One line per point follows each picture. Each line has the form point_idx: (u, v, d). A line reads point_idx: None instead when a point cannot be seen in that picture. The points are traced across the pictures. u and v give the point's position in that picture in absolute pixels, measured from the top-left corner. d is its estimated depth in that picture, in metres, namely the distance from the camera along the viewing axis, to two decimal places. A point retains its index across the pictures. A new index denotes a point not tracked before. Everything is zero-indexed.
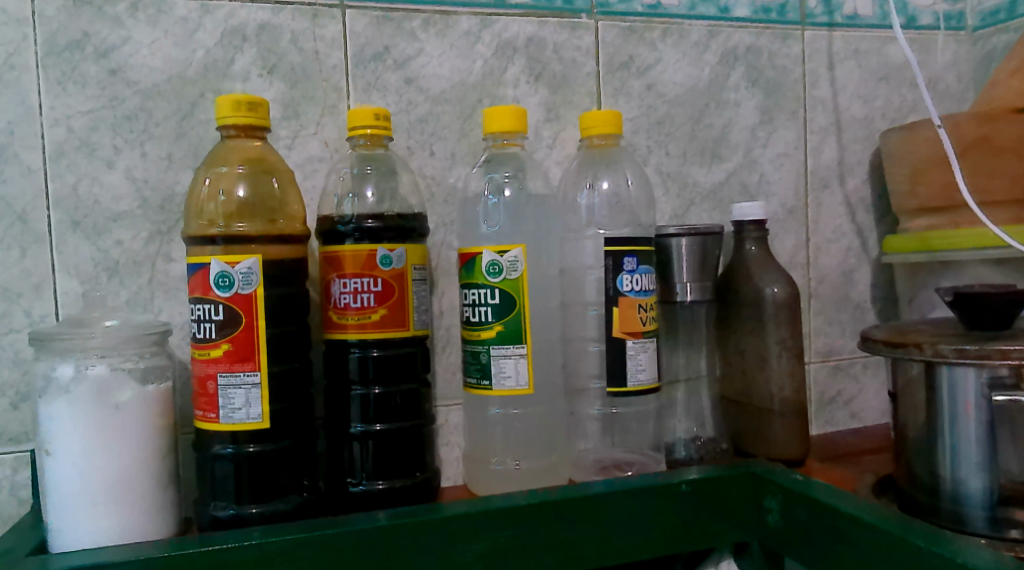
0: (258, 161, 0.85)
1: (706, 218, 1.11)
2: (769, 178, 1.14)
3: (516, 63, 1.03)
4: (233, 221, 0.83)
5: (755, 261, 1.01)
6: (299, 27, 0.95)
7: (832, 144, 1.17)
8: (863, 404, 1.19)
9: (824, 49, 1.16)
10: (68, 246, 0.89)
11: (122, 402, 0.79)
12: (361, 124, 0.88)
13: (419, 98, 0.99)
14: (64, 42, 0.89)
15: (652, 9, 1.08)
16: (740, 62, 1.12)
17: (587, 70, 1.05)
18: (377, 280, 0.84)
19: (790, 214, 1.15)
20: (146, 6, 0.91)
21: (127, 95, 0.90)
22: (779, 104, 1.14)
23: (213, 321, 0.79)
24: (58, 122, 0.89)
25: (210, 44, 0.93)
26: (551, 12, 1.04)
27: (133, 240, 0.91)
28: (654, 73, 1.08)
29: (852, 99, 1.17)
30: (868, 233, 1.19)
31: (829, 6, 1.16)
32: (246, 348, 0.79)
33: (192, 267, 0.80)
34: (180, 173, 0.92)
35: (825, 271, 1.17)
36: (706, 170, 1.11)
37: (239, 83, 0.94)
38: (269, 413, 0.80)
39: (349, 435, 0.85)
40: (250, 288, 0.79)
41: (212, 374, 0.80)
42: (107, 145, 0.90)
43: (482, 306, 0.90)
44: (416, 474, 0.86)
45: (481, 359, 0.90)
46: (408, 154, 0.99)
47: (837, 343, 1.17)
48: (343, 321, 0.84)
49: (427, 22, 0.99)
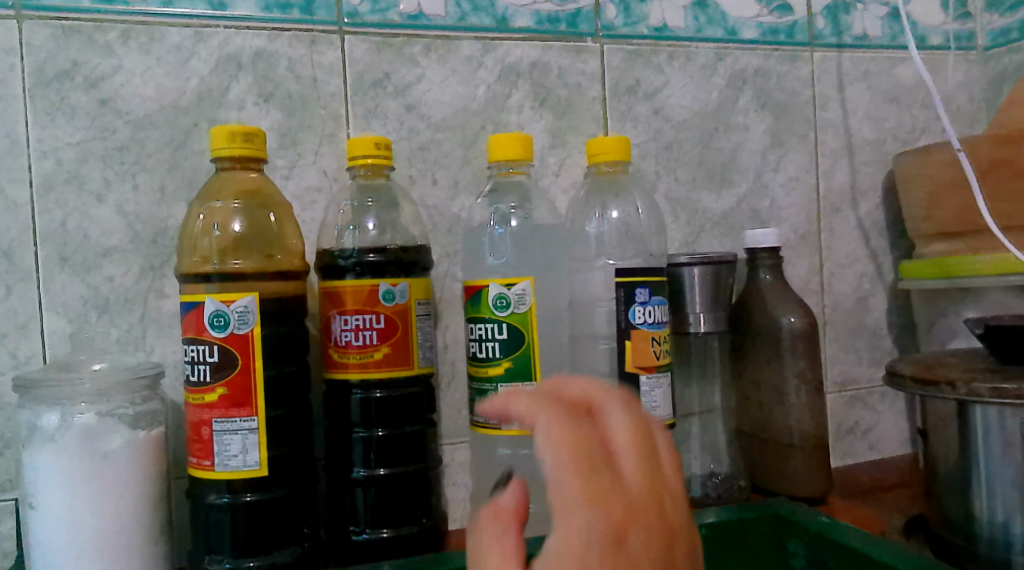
0: (253, 194, 0.81)
1: (717, 245, 1.08)
2: (780, 204, 1.11)
3: (520, 88, 1.00)
4: (228, 257, 0.79)
5: (769, 290, 0.98)
6: (296, 54, 0.92)
7: (843, 167, 1.14)
8: (881, 435, 1.15)
9: (833, 71, 1.14)
10: (56, 283, 0.85)
11: (112, 450, 0.74)
12: (361, 154, 0.85)
13: (420, 125, 0.96)
14: (52, 72, 0.85)
15: (658, 32, 1.06)
16: (748, 84, 1.10)
17: (593, 94, 1.03)
18: (379, 316, 0.80)
19: (802, 239, 1.12)
20: (138, 34, 0.88)
21: (118, 125, 0.87)
22: (789, 127, 1.12)
23: (207, 363, 0.75)
24: (46, 154, 0.85)
25: (204, 72, 0.89)
26: (555, 36, 1.01)
27: (124, 276, 0.87)
28: (661, 97, 1.06)
29: (862, 121, 1.15)
30: (882, 258, 1.16)
31: (837, 27, 1.14)
32: (243, 393, 0.75)
33: (185, 306, 0.76)
34: (174, 207, 0.88)
35: (839, 297, 1.14)
36: (716, 195, 1.08)
37: (234, 112, 0.90)
38: (267, 461, 0.75)
39: (351, 481, 0.81)
40: (247, 328, 0.75)
41: (207, 420, 0.75)
42: (97, 177, 0.86)
43: (489, 341, 0.86)
44: (421, 520, 0.82)
45: (489, 398, 0.86)
46: (409, 183, 0.95)
47: (853, 371, 1.14)
48: (344, 360, 0.80)
49: (428, 47, 0.96)
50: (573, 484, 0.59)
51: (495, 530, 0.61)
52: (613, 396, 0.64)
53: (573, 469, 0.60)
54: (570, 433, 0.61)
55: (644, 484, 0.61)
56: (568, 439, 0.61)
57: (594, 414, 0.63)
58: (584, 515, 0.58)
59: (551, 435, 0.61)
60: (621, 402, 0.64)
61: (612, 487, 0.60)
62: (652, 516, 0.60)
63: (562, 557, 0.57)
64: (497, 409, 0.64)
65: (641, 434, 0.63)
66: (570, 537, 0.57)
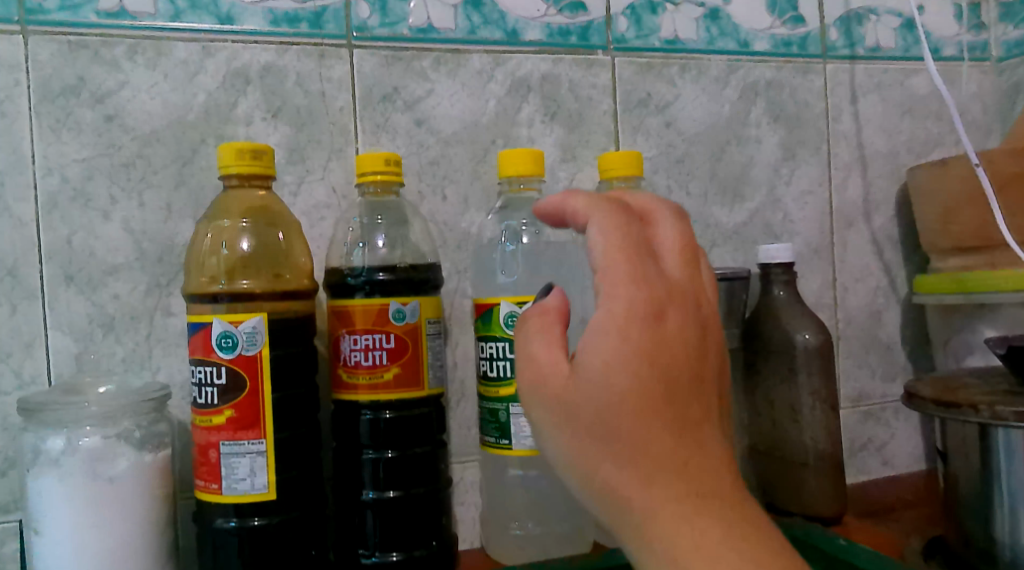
0: (261, 212, 0.80)
1: (729, 260, 1.07)
2: (793, 217, 1.10)
3: (530, 102, 0.99)
4: (236, 277, 0.78)
5: (783, 307, 0.96)
6: (305, 68, 0.91)
7: (856, 180, 1.13)
8: (895, 451, 1.14)
9: (846, 83, 1.13)
10: (61, 301, 0.84)
11: (117, 474, 0.73)
12: (370, 170, 0.84)
13: (429, 139, 0.95)
14: (58, 88, 0.85)
15: (670, 45, 1.04)
16: (761, 97, 1.09)
17: (604, 108, 1.01)
18: (389, 336, 0.79)
19: (815, 253, 1.11)
20: (145, 49, 0.87)
21: (124, 141, 0.86)
22: (801, 140, 1.10)
23: (215, 385, 0.74)
24: (51, 171, 0.84)
25: (212, 87, 0.88)
26: (566, 49, 1.00)
27: (129, 294, 0.86)
28: (672, 110, 1.04)
29: (875, 134, 1.14)
30: (896, 272, 1.14)
31: (850, 38, 1.13)
32: (250, 415, 0.74)
33: (192, 327, 0.75)
34: (181, 224, 0.87)
35: (852, 312, 1.12)
36: (728, 210, 1.07)
37: (242, 127, 0.89)
38: (275, 484, 0.74)
39: (360, 503, 0.80)
40: (255, 349, 0.74)
41: (214, 442, 0.74)
42: (104, 194, 0.85)
43: (500, 360, 0.85)
44: (431, 542, 0.81)
45: (500, 417, 0.85)
46: (419, 199, 0.94)
47: (867, 387, 1.13)
48: (353, 381, 0.79)
49: (438, 60, 0.95)
50: (621, 301, 0.62)
51: (541, 326, 0.65)
52: (663, 208, 0.68)
53: (620, 283, 0.62)
54: (623, 243, 0.63)
55: (684, 277, 0.65)
56: (620, 247, 0.63)
57: (644, 224, 0.67)
58: (622, 327, 0.61)
59: (604, 249, 0.63)
60: (672, 216, 0.67)
61: (655, 274, 0.63)
62: (687, 298, 0.64)
63: (599, 349, 0.61)
64: (556, 205, 0.67)
65: (690, 247, 0.67)
66: (611, 330, 0.61)
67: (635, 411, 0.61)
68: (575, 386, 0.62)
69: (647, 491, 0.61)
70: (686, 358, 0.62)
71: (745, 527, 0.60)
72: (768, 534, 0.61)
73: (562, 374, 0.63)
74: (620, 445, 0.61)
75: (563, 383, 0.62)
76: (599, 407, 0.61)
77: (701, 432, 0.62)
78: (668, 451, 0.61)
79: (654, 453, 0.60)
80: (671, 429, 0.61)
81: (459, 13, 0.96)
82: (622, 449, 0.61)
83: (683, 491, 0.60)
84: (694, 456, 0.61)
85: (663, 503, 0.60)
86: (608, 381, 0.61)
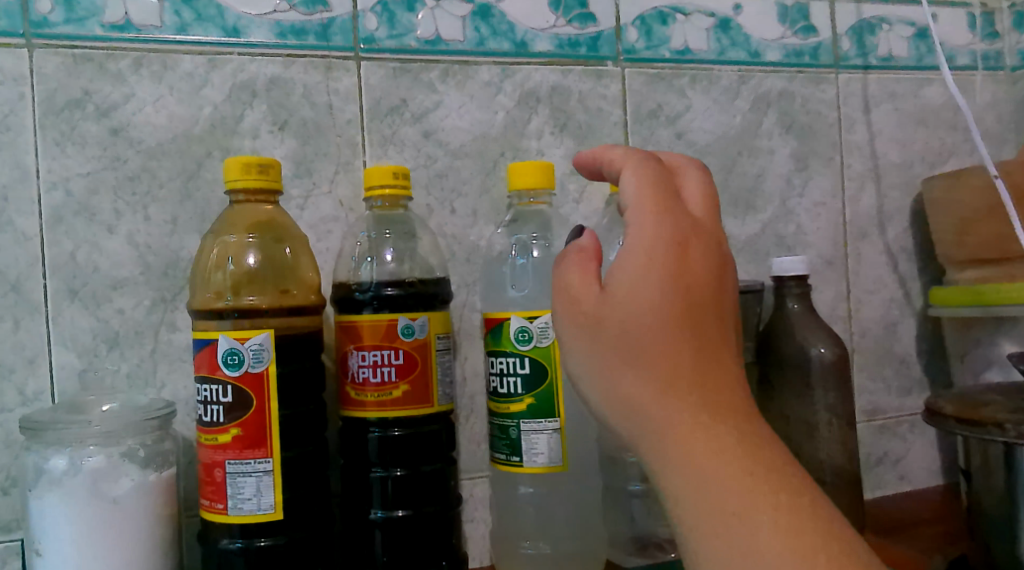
0: (268, 227, 0.79)
1: (741, 273, 1.05)
2: (806, 229, 1.08)
3: (539, 114, 0.97)
4: (242, 293, 0.77)
5: (798, 320, 0.95)
6: (312, 80, 0.90)
7: (869, 191, 1.11)
8: (911, 466, 1.11)
9: (858, 93, 1.11)
10: (65, 317, 0.83)
11: (121, 495, 0.71)
12: (379, 184, 0.83)
13: (437, 152, 0.93)
14: (63, 101, 0.84)
15: (680, 55, 1.03)
16: (772, 107, 1.07)
17: (614, 119, 1.00)
18: (398, 352, 0.77)
19: (829, 265, 1.09)
20: (151, 62, 0.86)
21: (129, 155, 0.85)
22: (814, 151, 1.09)
23: (220, 403, 0.72)
24: (55, 186, 0.83)
25: (218, 100, 0.87)
26: (575, 61, 0.99)
27: (134, 309, 0.84)
28: (683, 121, 1.03)
29: (888, 144, 1.12)
30: (911, 283, 1.12)
31: (862, 48, 1.11)
32: (256, 433, 0.72)
33: (198, 343, 0.74)
34: (186, 238, 0.86)
35: (866, 324, 1.11)
36: (740, 222, 1.05)
37: (248, 141, 0.88)
38: (282, 504, 0.73)
39: (368, 522, 0.78)
40: (261, 366, 0.73)
41: (220, 461, 0.73)
42: (108, 208, 0.84)
43: (511, 376, 0.83)
44: (441, 562, 0.79)
45: (511, 434, 0.83)
46: (427, 212, 0.93)
47: (882, 400, 1.11)
48: (361, 398, 0.78)
49: (446, 72, 0.94)
50: (650, 229, 0.67)
51: (579, 258, 0.71)
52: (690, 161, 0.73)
53: (650, 214, 0.67)
54: (653, 183, 0.69)
55: (706, 212, 0.70)
56: (648, 183, 0.69)
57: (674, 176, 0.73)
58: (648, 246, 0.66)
59: (636, 186, 0.69)
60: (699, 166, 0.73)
61: (677, 205, 0.69)
62: (710, 233, 0.69)
63: (627, 271, 0.66)
64: (596, 156, 0.73)
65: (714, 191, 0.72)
66: (639, 253, 0.66)
67: (660, 326, 0.65)
68: (604, 302, 0.67)
69: (667, 399, 0.65)
70: (708, 284, 0.67)
71: (754, 439, 0.64)
72: (771, 445, 0.65)
73: (593, 296, 0.68)
74: (645, 356, 0.65)
75: (594, 303, 0.67)
76: (626, 319, 0.66)
77: (719, 351, 0.66)
78: (687, 363, 0.65)
79: (673, 361, 0.65)
80: (691, 342, 0.66)
81: (467, 24, 0.95)
82: (646, 360, 0.65)
83: (699, 400, 0.65)
84: (711, 370, 0.65)
85: (681, 410, 0.64)
86: (635, 297, 0.66)
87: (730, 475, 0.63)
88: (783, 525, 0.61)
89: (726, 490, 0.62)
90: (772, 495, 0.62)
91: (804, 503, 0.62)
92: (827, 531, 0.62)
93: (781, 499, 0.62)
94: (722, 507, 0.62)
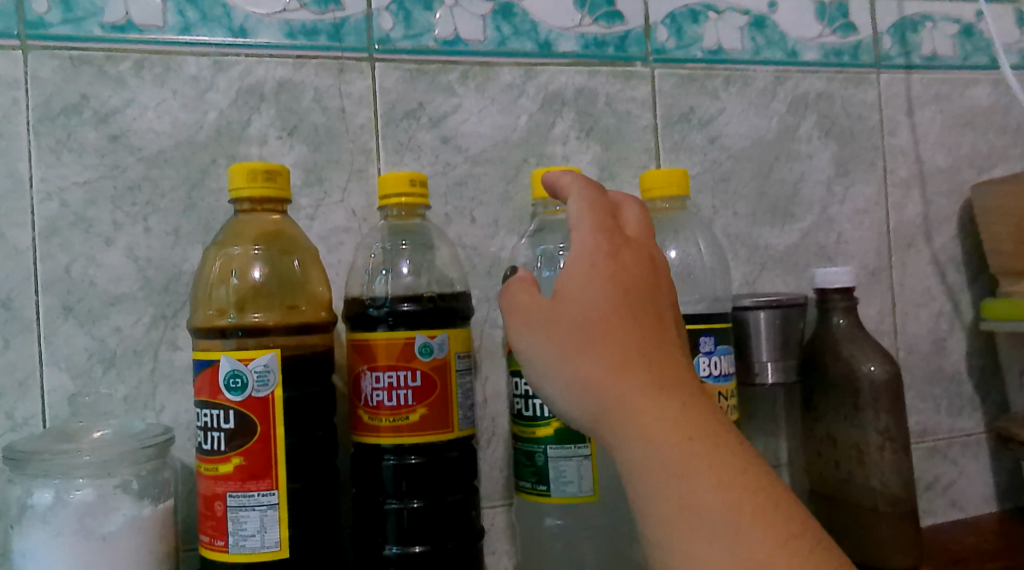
0: (276, 238, 0.73)
1: (779, 285, 0.99)
2: (848, 238, 1.02)
3: (564, 117, 0.92)
4: (247, 309, 0.71)
5: (844, 336, 0.88)
6: (323, 83, 0.85)
7: (915, 198, 1.05)
8: (963, 491, 1.04)
9: (902, 95, 1.05)
10: (59, 336, 0.78)
11: (111, 532, 0.65)
12: (394, 192, 0.78)
13: (456, 158, 0.88)
14: (59, 106, 0.79)
15: (713, 55, 0.97)
16: (811, 110, 1.01)
17: (643, 123, 0.94)
18: (415, 372, 0.72)
19: (872, 277, 1.02)
20: (153, 65, 0.81)
21: (129, 162, 0.80)
22: (855, 156, 1.03)
23: (222, 431, 0.67)
24: (50, 196, 0.78)
25: (224, 105, 0.82)
26: (602, 61, 0.93)
27: (133, 327, 0.79)
28: (717, 125, 0.97)
29: (934, 148, 1.06)
30: (960, 296, 1.05)
31: (905, 46, 1.05)
32: (261, 464, 0.66)
33: (199, 365, 0.68)
34: (188, 251, 0.81)
35: (913, 340, 1.03)
36: (778, 231, 0.99)
37: (256, 147, 0.83)
38: (289, 541, 0.67)
39: (383, 559, 0.72)
40: (267, 390, 0.67)
41: (221, 494, 0.67)
42: (106, 219, 0.79)
43: (537, 398, 0.77)
44: None
45: (537, 461, 0.77)
46: (445, 222, 0.87)
47: (931, 421, 1.03)
48: (375, 423, 0.72)
49: (465, 74, 0.89)
50: (593, 242, 0.66)
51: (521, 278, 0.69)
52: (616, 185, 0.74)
53: (587, 223, 0.67)
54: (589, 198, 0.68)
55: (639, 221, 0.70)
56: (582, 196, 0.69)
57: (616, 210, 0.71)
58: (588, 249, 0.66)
59: (578, 204, 0.68)
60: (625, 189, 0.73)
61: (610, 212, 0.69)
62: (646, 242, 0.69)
63: (574, 274, 0.65)
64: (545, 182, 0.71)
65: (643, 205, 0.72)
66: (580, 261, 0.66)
67: (609, 323, 0.64)
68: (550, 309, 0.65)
69: (620, 392, 0.62)
70: (651, 288, 0.66)
71: (700, 419, 0.62)
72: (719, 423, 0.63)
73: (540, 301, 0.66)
74: (596, 353, 0.63)
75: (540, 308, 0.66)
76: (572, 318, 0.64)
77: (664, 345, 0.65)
78: (638, 355, 0.63)
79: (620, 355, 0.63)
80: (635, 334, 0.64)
81: (488, 23, 0.89)
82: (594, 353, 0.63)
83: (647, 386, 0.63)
84: (664, 362, 0.63)
85: (630, 398, 0.62)
86: (582, 297, 0.64)
87: (676, 459, 0.61)
88: (726, 497, 0.60)
89: (675, 479, 0.60)
90: (716, 469, 0.61)
91: (745, 476, 0.61)
92: (778, 514, 0.60)
93: (723, 476, 0.61)
94: (670, 497, 0.60)
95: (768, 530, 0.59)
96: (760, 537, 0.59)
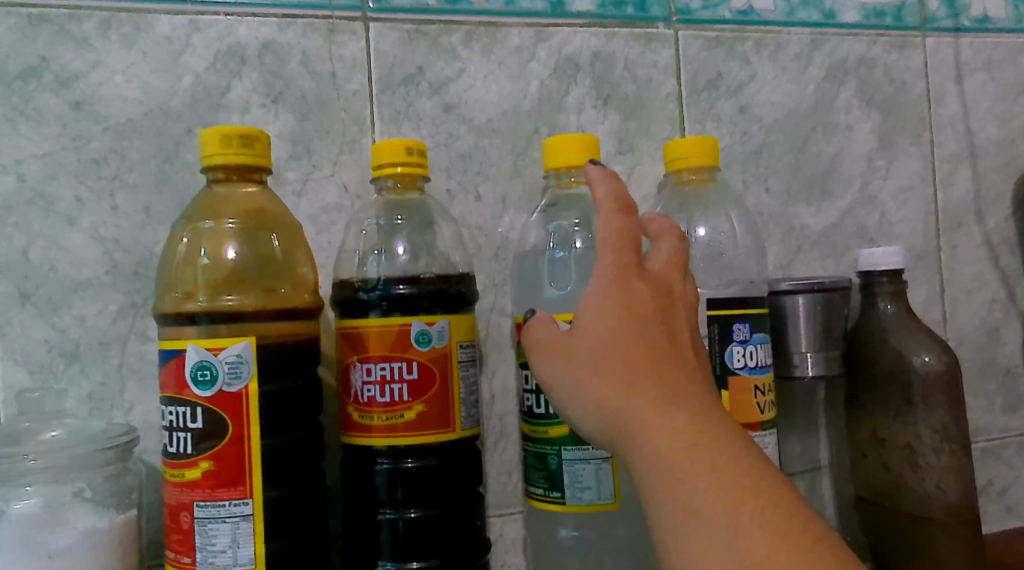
0: (254, 213, 0.65)
1: (817, 269, 0.89)
2: (892, 217, 0.92)
3: (579, 84, 0.83)
4: (220, 293, 0.63)
5: (893, 324, 0.79)
6: (311, 46, 0.76)
7: (965, 173, 0.95)
8: (1020, 496, 0.94)
9: (950, 60, 0.95)
10: (15, 326, 0.70)
11: (58, 549, 0.59)
12: (389, 161, 0.69)
13: (460, 128, 0.79)
14: (15, 69, 0.71)
15: (743, 16, 0.88)
16: (851, 76, 0.92)
17: (667, 90, 0.85)
18: (411, 364, 0.63)
19: (919, 260, 0.93)
20: (120, 24, 0.73)
21: (94, 133, 0.72)
22: (900, 127, 0.93)
23: (189, 431, 0.59)
24: (5, 170, 0.70)
25: (200, 69, 0.74)
26: (620, 22, 0.84)
27: (98, 316, 0.71)
28: (747, 93, 0.88)
29: (986, 119, 0.95)
30: (1016, 282, 0.95)
31: (953, 7, 0.95)
32: (233, 469, 0.58)
33: (163, 355, 0.60)
34: (160, 232, 0.73)
35: (964, 329, 0.94)
36: (815, 209, 0.90)
37: (236, 116, 0.75)
38: (265, 557, 0.59)
39: None
40: (240, 384, 0.59)
41: (188, 504, 0.59)
42: (69, 196, 0.71)
43: None
44: None
45: (550, 465, 0.69)
46: (448, 199, 0.79)
47: (984, 419, 0.94)
48: (366, 422, 0.64)
49: (469, 36, 0.80)
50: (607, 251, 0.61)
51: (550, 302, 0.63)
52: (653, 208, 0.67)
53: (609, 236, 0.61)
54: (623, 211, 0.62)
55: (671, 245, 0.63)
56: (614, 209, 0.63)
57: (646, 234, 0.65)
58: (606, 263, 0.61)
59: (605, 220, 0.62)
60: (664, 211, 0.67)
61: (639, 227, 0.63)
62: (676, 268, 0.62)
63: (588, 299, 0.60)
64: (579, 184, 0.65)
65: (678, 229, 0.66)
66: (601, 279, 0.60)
67: (615, 344, 0.58)
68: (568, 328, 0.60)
69: (621, 398, 0.56)
70: (666, 303, 0.60)
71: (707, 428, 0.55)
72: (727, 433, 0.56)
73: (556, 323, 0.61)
74: (598, 359, 0.58)
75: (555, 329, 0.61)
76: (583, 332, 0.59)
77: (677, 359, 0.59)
78: (644, 368, 0.57)
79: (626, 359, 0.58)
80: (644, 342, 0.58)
81: None
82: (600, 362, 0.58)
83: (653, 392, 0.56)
84: (673, 369, 0.57)
85: (634, 407, 0.56)
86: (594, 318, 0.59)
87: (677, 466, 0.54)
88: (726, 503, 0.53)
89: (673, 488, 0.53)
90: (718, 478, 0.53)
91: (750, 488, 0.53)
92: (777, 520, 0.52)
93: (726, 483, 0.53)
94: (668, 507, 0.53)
95: (774, 535, 0.51)
96: (767, 543, 0.51)
